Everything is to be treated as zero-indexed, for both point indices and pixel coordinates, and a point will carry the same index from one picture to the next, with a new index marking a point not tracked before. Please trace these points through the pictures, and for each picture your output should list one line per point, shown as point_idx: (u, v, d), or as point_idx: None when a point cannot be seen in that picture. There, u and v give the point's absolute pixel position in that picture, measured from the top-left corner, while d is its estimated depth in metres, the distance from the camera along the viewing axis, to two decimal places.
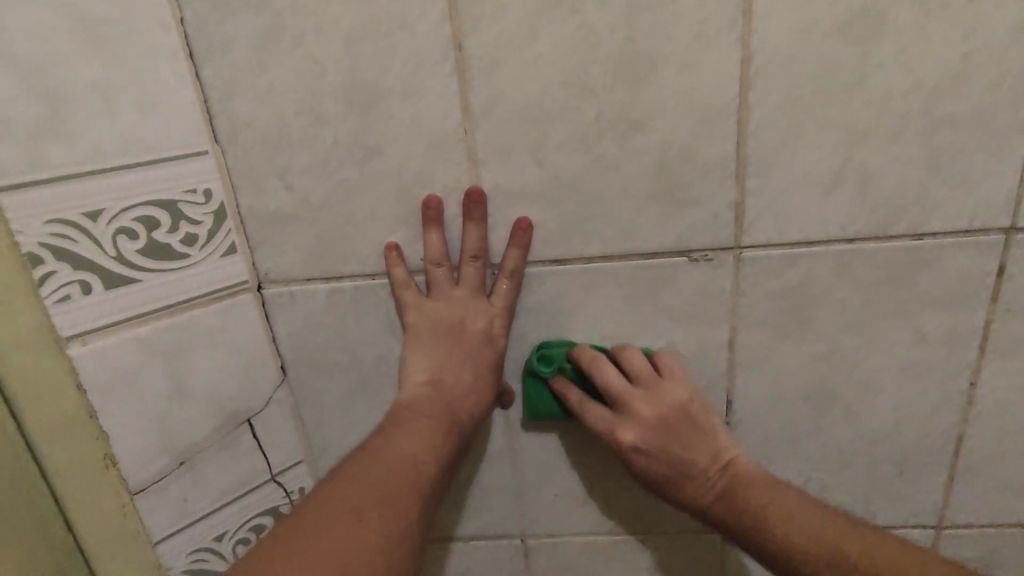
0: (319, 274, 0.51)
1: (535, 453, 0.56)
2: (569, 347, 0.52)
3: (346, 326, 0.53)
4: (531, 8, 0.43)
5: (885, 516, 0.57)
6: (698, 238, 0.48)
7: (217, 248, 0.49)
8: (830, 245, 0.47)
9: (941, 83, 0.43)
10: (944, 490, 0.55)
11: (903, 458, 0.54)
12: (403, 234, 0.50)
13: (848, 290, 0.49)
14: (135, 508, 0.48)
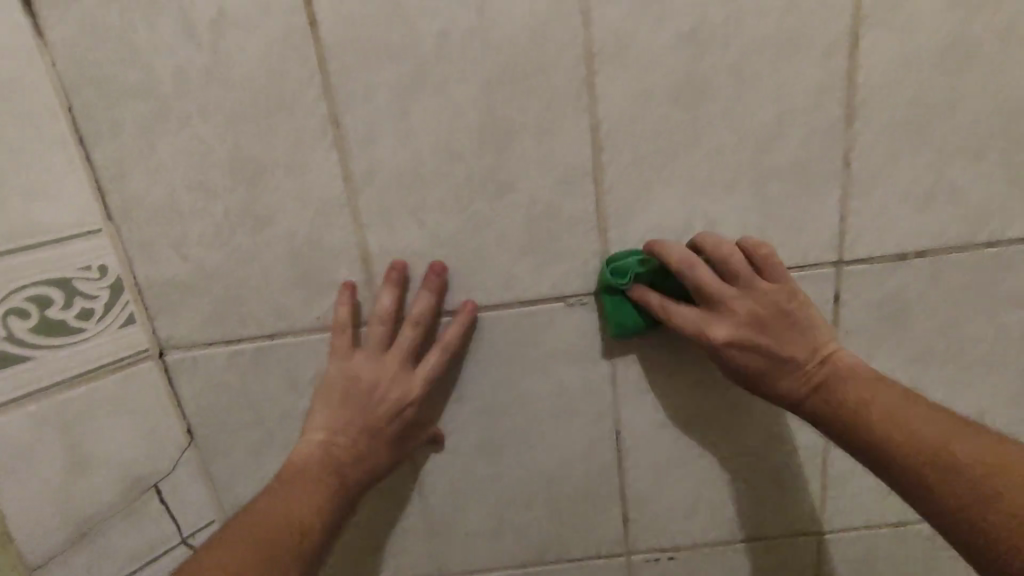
0: (218, 338, 0.53)
1: (442, 495, 0.59)
2: (463, 392, 0.56)
3: (249, 386, 0.55)
4: (398, 84, 0.47)
5: (775, 530, 0.62)
6: (568, 283, 0.52)
7: (115, 321, 0.51)
8: None
9: (760, 139, 0.49)
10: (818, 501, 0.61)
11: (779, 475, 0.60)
12: (296, 295, 0.52)
13: None
14: None
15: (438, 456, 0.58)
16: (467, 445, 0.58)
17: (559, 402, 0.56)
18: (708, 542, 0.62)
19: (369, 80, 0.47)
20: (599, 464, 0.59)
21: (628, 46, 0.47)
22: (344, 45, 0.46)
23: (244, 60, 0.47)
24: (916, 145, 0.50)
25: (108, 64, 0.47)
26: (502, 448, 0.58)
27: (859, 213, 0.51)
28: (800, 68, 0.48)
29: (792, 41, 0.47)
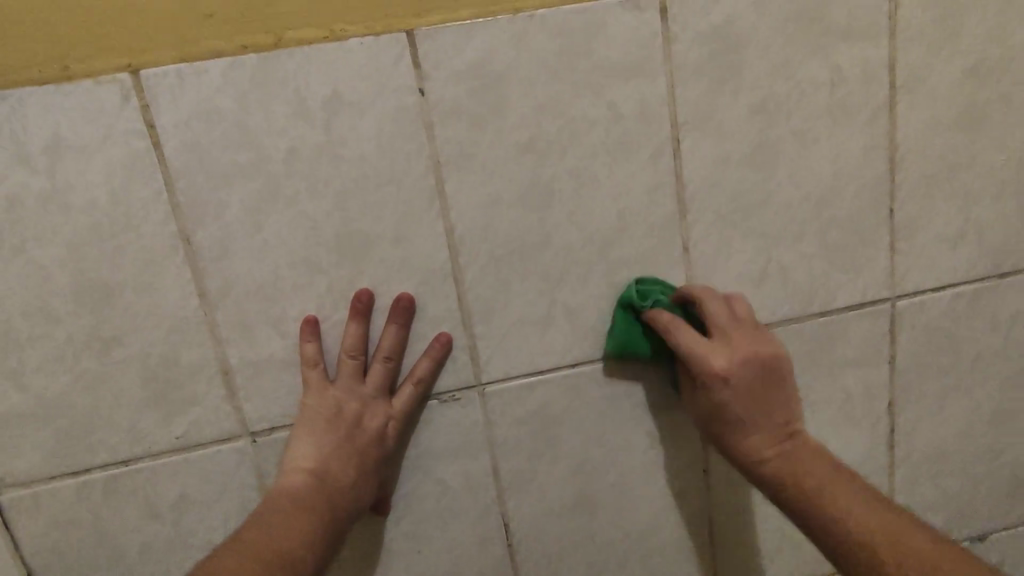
0: (135, 454, 0.51)
1: (537, 564, 0.58)
2: (560, 451, 0.56)
3: (184, 526, 0.52)
4: (533, 106, 0.48)
5: None
6: None
7: None
8: None
9: (847, 173, 0.54)
10: None
11: None
12: (286, 395, 0.51)
13: None
14: None
15: (528, 527, 0.57)
16: (563, 506, 0.57)
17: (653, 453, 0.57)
18: None
19: (500, 133, 0.49)
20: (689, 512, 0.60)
21: (723, 84, 0.50)
22: (456, 81, 0.47)
23: (322, 88, 0.46)
24: (879, 191, 0.54)
25: (195, 119, 0.46)
26: (597, 507, 0.58)
27: (906, 252, 0.56)
28: (856, 98, 0.52)
29: (804, 85, 0.51)
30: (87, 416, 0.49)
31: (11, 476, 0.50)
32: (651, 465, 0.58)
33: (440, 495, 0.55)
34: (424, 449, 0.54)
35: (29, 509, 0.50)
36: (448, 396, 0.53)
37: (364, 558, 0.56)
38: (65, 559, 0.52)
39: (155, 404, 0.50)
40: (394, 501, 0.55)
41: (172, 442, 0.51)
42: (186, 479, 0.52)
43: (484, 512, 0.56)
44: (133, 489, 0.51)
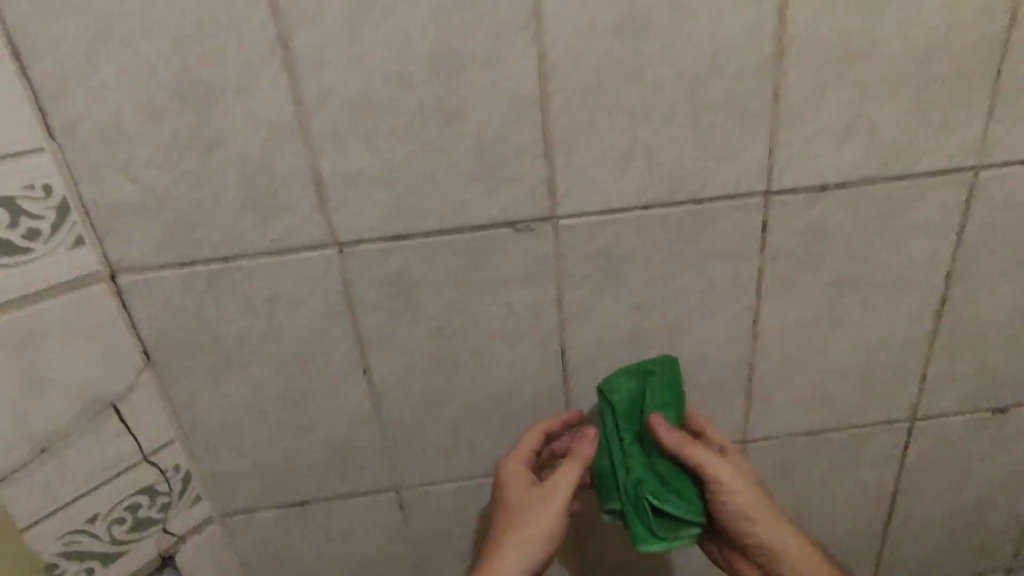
0: (236, 253, 0.55)
1: (588, 388, 0.65)
2: (622, 289, 0.60)
3: (281, 321, 0.58)
4: None
5: (872, 432, 0.71)
6: (712, 186, 0.56)
7: (62, 242, 0.51)
8: (804, 190, 0.57)
9: (963, 27, 0.51)
10: (910, 415, 0.70)
11: (883, 377, 0.68)
12: (376, 210, 0.54)
13: (841, 218, 0.59)
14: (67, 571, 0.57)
15: (585, 352, 0.63)
16: (618, 339, 0.62)
17: (708, 298, 0.61)
18: (805, 449, 0.71)
19: None
20: (733, 357, 0.65)
21: None
22: None
23: None
24: (989, 50, 0.52)
25: None
26: (649, 343, 0.63)
27: (1003, 118, 0.54)
28: None
29: None
30: (191, 213, 0.53)
31: (126, 263, 0.54)
32: (704, 310, 0.62)
33: (508, 319, 0.60)
34: (497, 274, 0.58)
35: (142, 294, 0.55)
36: (524, 226, 0.56)
37: (435, 368, 0.62)
38: (174, 342, 0.58)
39: (254, 208, 0.53)
40: (466, 319, 0.60)
41: (269, 246, 0.55)
42: (280, 281, 0.56)
43: (547, 337, 0.62)
44: (234, 285, 0.56)
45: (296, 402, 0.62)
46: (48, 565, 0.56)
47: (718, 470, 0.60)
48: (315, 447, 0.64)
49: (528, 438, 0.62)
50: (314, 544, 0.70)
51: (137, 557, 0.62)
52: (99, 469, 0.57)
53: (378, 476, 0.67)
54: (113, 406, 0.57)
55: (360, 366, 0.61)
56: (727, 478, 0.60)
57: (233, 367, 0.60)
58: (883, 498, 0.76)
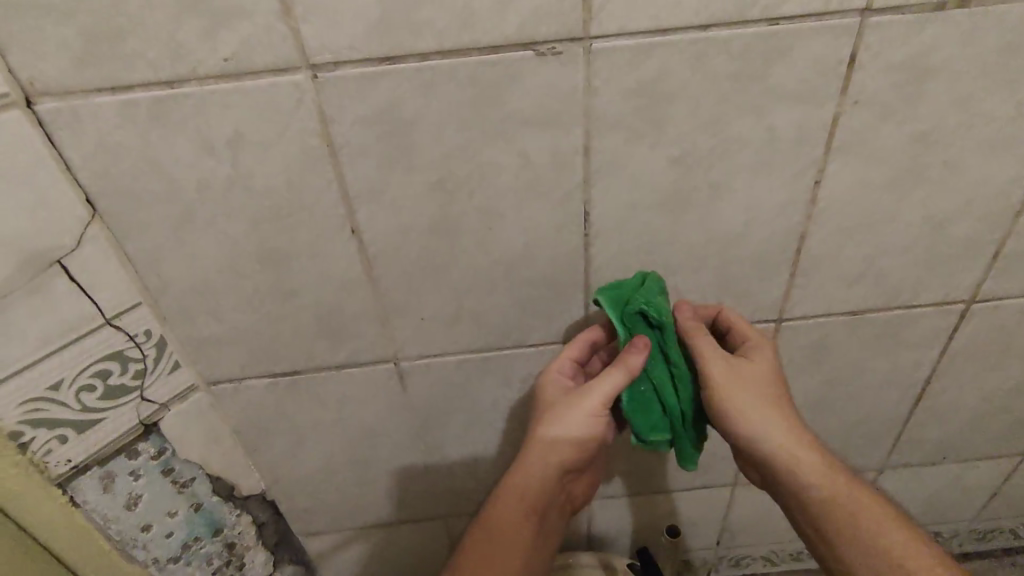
0: (181, 75, 0.43)
1: (611, 257, 0.56)
2: (663, 138, 0.49)
3: (248, 168, 0.48)
4: None
5: (923, 315, 0.64)
6: (795, 0, 0.43)
7: None
8: (913, 10, 0.44)
9: None
10: (969, 297, 0.63)
11: (952, 255, 0.59)
12: (359, 21, 0.42)
13: (952, 52, 0.46)
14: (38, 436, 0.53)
15: (613, 215, 0.53)
16: (652, 200, 0.53)
17: (766, 152, 0.51)
18: (844, 331, 0.65)
19: None
20: (783, 224, 0.55)
21: None
22: None
23: None
24: None
25: None
26: (687, 206, 0.53)
27: None
28: None
29: None
30: (116, 16, 0.40)
31: (41, 84, 0.42)
32: (758, 166, 0.51)
33: (522, 171, 0.50)
34: (511, 113, 0.47)
35: (72, 128, 0.44)
36: (547, 48, 0.44)
37: (435, 229, 0.53)
38: (121, 188, 0.48)
39: (197, 11, 0.41)
40: (472, 171, 0.50)
41: (222, 67, 0.43)
42: (241, 115, 0.45)
43: (568, 195, 0.52)
44: (183, 119, 0.45)
45: (275, 263, 0.54)
46: (13, 433, 0.51)
47: (720, 375, 0.55)
48: (301, 314, 0.57)
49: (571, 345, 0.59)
50: (307, 412, 0.66)
51: (116, 424, 0.57)
52: (53, 334, 0.50)
53: (372, 347, 0.61)
54: (59, 263, 0.48)
55: (347, 224, 0.52)
56: (722, 381, 0.55)
57: (196, 221, 0.50)
58: (916, 382, 0.71)
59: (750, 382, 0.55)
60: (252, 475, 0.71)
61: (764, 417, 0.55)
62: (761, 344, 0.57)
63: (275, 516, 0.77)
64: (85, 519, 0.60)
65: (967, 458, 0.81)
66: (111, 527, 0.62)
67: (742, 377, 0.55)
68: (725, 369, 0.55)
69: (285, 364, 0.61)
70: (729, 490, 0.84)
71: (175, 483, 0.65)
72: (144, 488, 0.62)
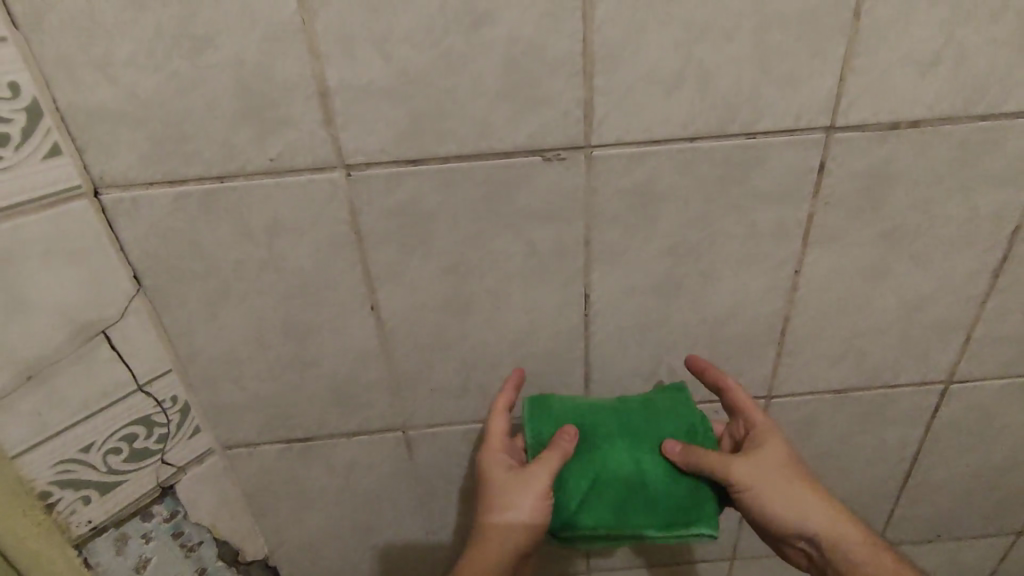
0: (231, 171, 0.49)
1: (609, 335, 0.61)
2: (656, 230, 0.55)
3: (282, 250, 0.53)
4: None
5: (905, 393, 0.67)
6: (769, 118, 0.50)
7: (36, 150, 0.45)
8: (871, 128, 0.51)
9: None
10: (947, 377, 0.67)
11: (926, 338, 0.63)
12: (389, 129, 0.48)
13: (910, 162, 0.52)
14: (67, 498, 0.55)
15: (611, 297, 0.58)
16: (647, 284, 0.58)
17: (749, 244, 0.56)
18: (831, 408, 0.68)
19: None
20: (767, 308, 0.60)
21: None
22: None
23: None
24: None
25: None
26: (680, 290, 0.58)
27: None
28: None
29: None
30: (180, 122, 0.46)
31: (109, 177, 0.48)
32: (743, 256, 0.57)
33: (528, 257, 0.55)
34: (520, 207, 0.52)
35: (130, 214, 0.50)
36: (553, 154, 0.50)
37: (448, 307, 0.58)
38: (166, 267, 0.53)
39: (250, 119, 0.47)
40: (483, 256, 0.55)
41: (267, 165, 0.49)
42: (279, 205, 0.51)
43: (570, 279, 0.57)
44: (229, 208, 0.51)
45: (298, 336, 0.58)
46: (43, 492, 0.54)
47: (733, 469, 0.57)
48: (318, 382, 0.61)
49: (496, 420, 0.60)
50: (316, 478, 0.68)
51: (136, 486, 0.60)
52: (90, 400, 0.53)
53: (383, 415, 0.64)
54: (103, 333, 0.52)
55: (367, 301, 0.57)
56: (747, 472, 0.57)
57: (230, 296, 0.55)
58: (903, 459, 0.73)
59: (768, 468, 0.58)
60: (257, 540, 0.73)
61: (787, 497, 0.58)
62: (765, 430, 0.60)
63: None
64: None
65: (961, 536, 0.82)
66: None
67: (759, 467, 0.58)
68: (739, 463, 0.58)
69: (296, 431, 0.64)
70: (727, 565, 0.84)
71: (183, 546, 0.66)
72: (154, 551, 0.64)
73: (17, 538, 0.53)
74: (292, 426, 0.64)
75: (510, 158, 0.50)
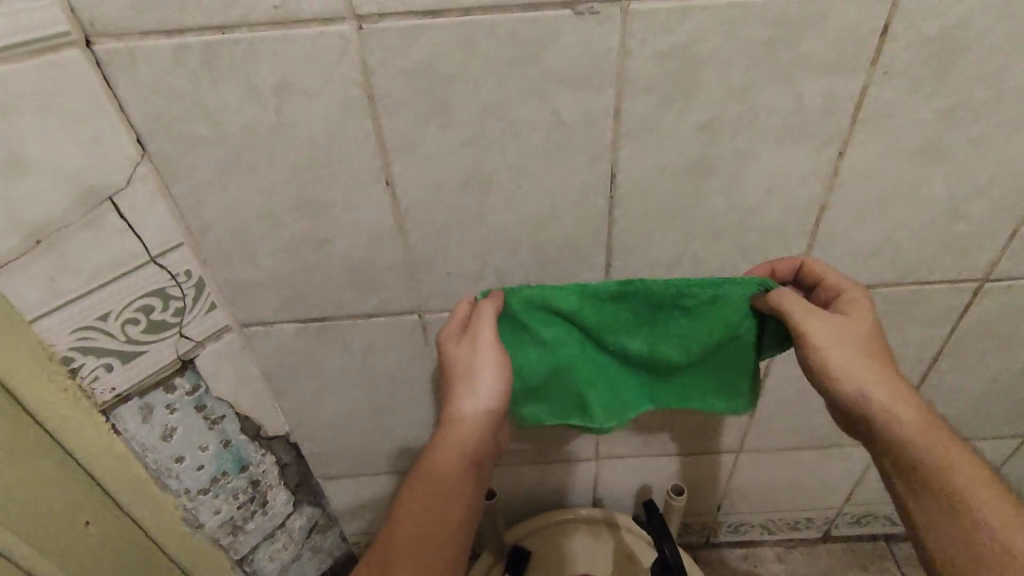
0: (231, 21, 0.45)
1: (634, 220, 0.58)
2: (692, 102, 0.50)
3: (290, 115, 0.50)
4: None
5: (937, 291, 0.65)
6: None
7: None
8: None
9: None
10: (984, 276, 0.64)
11: (970, 233, 0.60)
12: None
13: (986, 28, 0.47)
14: (88, 365, 0.56)
15: (639, 178, 0.55)
16: (678, 164, 0.54)
17: (793, 121, 0.52)
18: None
19: None
20: (804, 194, 0.57)
21: None
22: None
23: None
24: None
25: None
26: (712, 172, 0.55)
27: None
28: None
29: None
30: None
31: (101, 26, 0.44)
32: (784, 135, 0.53)
33: (552, 130, 0.52)
34: (547, 72, 0.48)
35: (126, 68, 0.46)
36: (585, 8, 0.45)
37: (466, 184, 0.55)
38: (170, 130, 0.50)
39: None
40: (504, 127, 0.51)
41: (270, 15, 0.45)
42: (286, 63, 0.47)
43: (596, 155, 0.53)
44: (231, 65, 0.47)
45: (311, 211, 0.56)
46: (64, 358, 0.54)
47: (808, 327, 0.54)
48: (333, 261, 0.60)
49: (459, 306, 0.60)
50: (333, 359, 0.69)
51: (156, 358, 0.60)
52: (103, 269, 0.53)
53: (399, 297, 0.63)
54: (110, 200, 0.51)
55: (382, 175, 0.54)
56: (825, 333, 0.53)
57: (238, 165, 0.52)
58: (924, 358, 0.72)
59: (848, 336, 0.54)
60: (278, 417, 0.75)
61: (865, 369, 0.53)
62: (858, 298, 0.56)
63: (297, 458, 0.81)
64: (124, 446, 0.63)
65: (970, 437, 0.83)
66: (148, 456, 0.66)
67: (838, 333, 0.54)
68: (818, 322, 0.54)
69: (312, 311, 0.64)
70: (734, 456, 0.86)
71: (207, 419, 0.68)
72: (178, 421, 0.66)
73: (43, 398, 0.55)
74: (307, 305, 0.63)
75: (537, 13, 0.45)
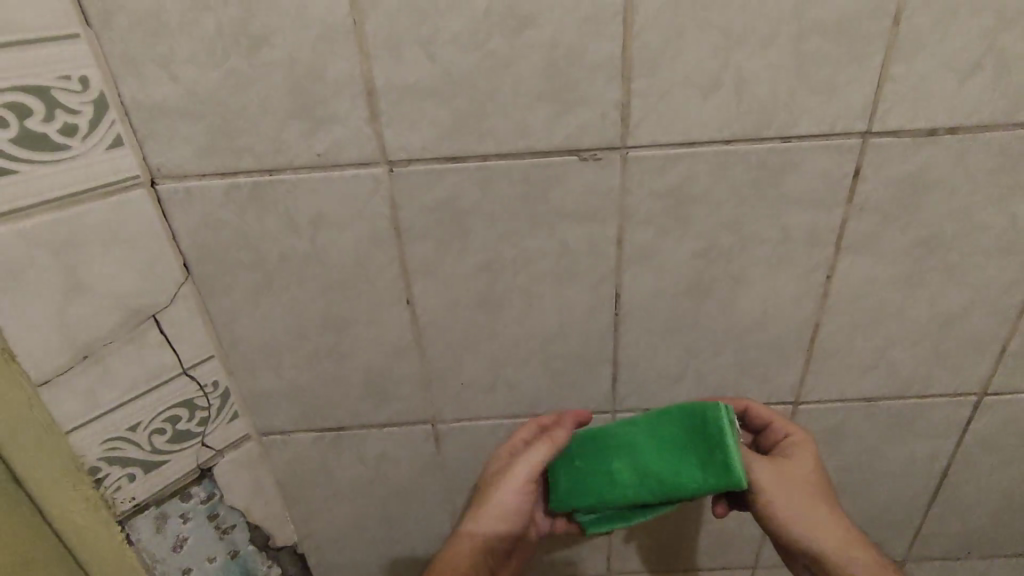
0: (279, 166, 0.51)
1: (638, 336, 0.61)
2: (687, 231, 0.55)
3: (323, 242, 0.55)
4: None
5: (939, 404, 0.67)
6: (805, 123, 0.50)
7: (101, 141, 0.48)
8: (907, 134, 0.51)
9: None
10: (982, 389, 0.66)
11: (961, 349, 0.63)
12: (434, 129, 0.50)
13: (948, 169, 0.52)
14: (110, 474, 0.58)
15: (642, 300, 0.59)
16: (678, 286, 0.58)
17: (781, 249, 0.56)
18: (861, 417, 0.68)
19: None
20: (798, 313, 0.60)
21: None
22: None
23: None
24: None
25: None
26: (709, 293, 0.59)
27: None
28: None
29: None
30: (235, 117, 0.49)
31: (166, 170, 0.51)
32: (774, 260, 0.57)
33: (560, 256, 0.56)
34: (555, 207, 0.54)
35: (183, 204, 0.52)
36: (589, 155, 0.51)
37: (481, 303, 0.59)
38: (213, 255, 0.55)
39: (301, 115, 0.49)
40: (515, 251, 0.56)
41: (314, 160, 0.51)
42: (324, 200, 0.53)
43: (602, 278, 0.58)
44: (276, 201, 0.53)
45: (335, 328, 0.60)
46: (92, 468, 0.56)
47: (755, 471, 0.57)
48: (352, 373, 0.63)
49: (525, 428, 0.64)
50: (345, 468, 0.70)
51: (176, 467, 0.62)
52: (138, 381, 0.56)
53: (413, 408, 0.65)
54: (153, 317, 0.55)
55: (402, 292, 0.58)
56: (767, 483, 0.57)
57: (272, 286, 0.57)
58: (934, 472, 0.72)
59: (789, 479, 0.58)
60: (286, 527, 0.75)
61: (796, 500, 0.57)
62: (799, 442, 0.60)
63: (303, 570, 0.79)
64: (135, 559, 0.63)
65: (993, 554, 0.80)
66: (156, 568, 0.65)
67: (775, 473, 0.58)
68: (766, 469, 0.58)
69: (328, 421, 0.66)
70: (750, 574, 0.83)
71: (218, 528, 0.68)
72: (190, 531, 0.66)
73: (66, 510, 0.56)
74: (324, 416, 0.66)
75: (547, 158, 0.51)
